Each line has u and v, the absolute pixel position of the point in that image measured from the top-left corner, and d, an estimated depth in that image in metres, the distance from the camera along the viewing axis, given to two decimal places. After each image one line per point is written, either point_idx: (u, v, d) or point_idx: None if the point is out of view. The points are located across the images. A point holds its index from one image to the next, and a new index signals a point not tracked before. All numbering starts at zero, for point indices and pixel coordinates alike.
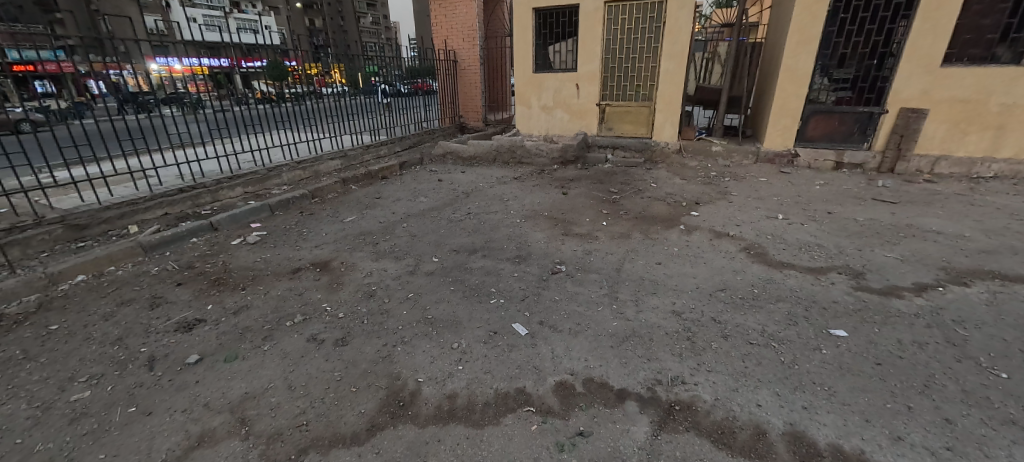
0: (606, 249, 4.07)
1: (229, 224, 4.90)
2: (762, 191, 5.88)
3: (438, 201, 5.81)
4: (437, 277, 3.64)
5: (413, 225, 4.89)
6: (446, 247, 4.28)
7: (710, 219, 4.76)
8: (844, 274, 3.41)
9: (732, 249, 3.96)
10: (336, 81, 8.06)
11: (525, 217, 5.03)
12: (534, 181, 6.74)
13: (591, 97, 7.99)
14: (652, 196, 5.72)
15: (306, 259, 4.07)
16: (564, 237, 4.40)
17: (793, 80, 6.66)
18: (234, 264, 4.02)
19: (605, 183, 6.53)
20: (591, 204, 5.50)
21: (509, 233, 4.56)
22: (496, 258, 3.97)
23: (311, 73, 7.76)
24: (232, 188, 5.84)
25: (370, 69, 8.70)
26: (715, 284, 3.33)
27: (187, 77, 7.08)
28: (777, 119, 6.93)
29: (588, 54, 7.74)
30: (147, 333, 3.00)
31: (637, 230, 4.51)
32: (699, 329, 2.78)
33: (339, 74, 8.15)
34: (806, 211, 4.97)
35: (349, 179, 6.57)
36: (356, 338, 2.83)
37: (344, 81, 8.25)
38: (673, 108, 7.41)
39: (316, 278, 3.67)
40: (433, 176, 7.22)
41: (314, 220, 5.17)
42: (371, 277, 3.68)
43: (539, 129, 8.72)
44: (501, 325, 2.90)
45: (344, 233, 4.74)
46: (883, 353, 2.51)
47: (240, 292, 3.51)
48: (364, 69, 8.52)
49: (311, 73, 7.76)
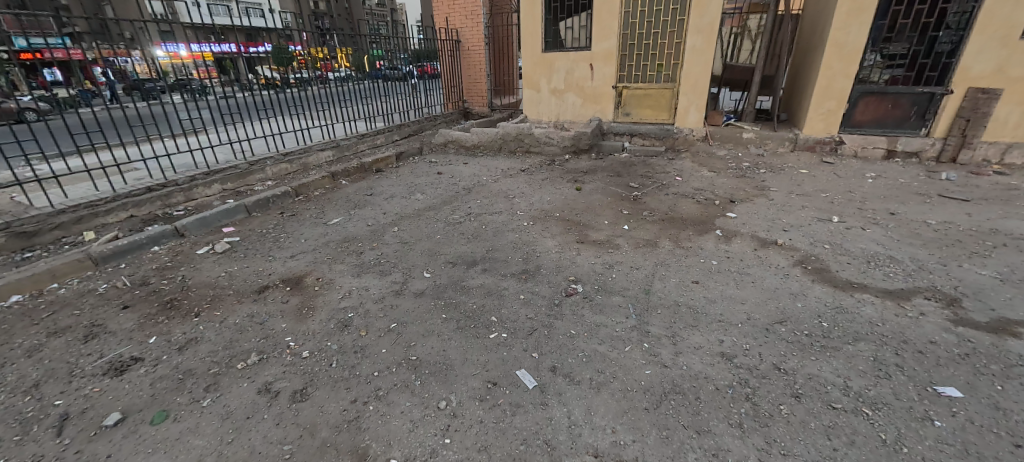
0: (631, 261, 3.41)
1: (199, 229, 4.30)
2: (805, 185, 5.13)
3: (435, 198, 5.18)
4: (427, 300, 3.03)
5: (405, 230, 4.27)
6: (440, 258, 3.66)
7: (751, 222, 4.06)
8: (935, 301, 2.75)
9: (784, 263, 3.29)
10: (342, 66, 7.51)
11: (533, 219, 4.38)
12: (544, 173, 6.04)
13: (606, 79, 7.20)
14: (678, 193, 5.01)
15: (276, 274, 3.48)
16: (579, 245, 3.74)
17: (842, 56, 5.81)
18: (193, 280, 3.44)
19: (623, 175, 5.82)
20: (608, 202, 4.82)
21: (515, 240, 3.92)
22: (498, 273, 3.34)
23: (316, 58, 7.27)
24: (208, 186, 5.26)
25: (375, 53, 8.17)
26: (770, 314, 2.67)
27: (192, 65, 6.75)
28: (820, 101, 6.11)
29: (604, 31, 6.93)
30: (70, 378, 2.44)
31: (664, 236, 3.84)
32: (759, 383, 2.15)
33: (344, 59, 7.58)
34: (863, 212, 4.25)
35: (339, 172, 5.95)
36: (320, 390, 2.25)
37: (350, 67, 7.70)
38: (699, 89, 6.61)
39: (284, 300, 3.09)
40: (433, 168, 6.58)
41: (296, 223, 4.58)
42: (350, 299, 3.07)
43: (548, 114, 7.98)
44: (502, 373, 2.29)
45: (326, 239, 4.14)
46: (1021, 426, 1.86)
47: (192, 319, 2.93)
48: (370, 52, 7.97)
49: (316, 58, 7.27)
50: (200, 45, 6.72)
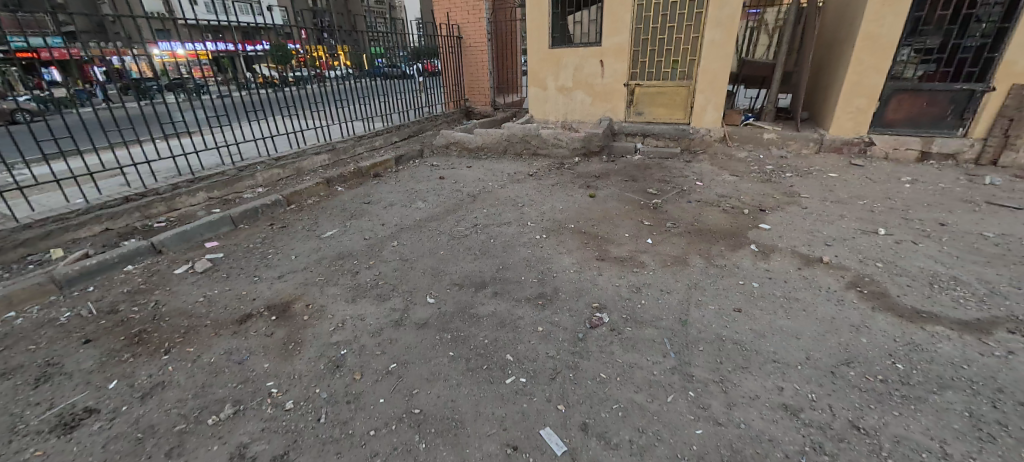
0: (662, 282, 3.02)
1: (178, 244, 3.91)
2: (838, 191, 4.74)
3: (438, 207, 4.79)
4: (431, 332, 2.64)
5: (405, 244, 3.88)
6: (445, 278, 3.27)
7: (787, 234, 3.67)
8: (1022, 336, 2.36)
9: (834, 285, 2.91)
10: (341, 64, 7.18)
11: (545, 231, 3.99)
12: (554, 178, 5.64)
13: (618, 76, 6.79)
14: (701, 200, 4.61)
15: (261, 298, 3.10)
16: (599, 263, 3.36)
17: (873, 50, 5.40)
18: (167, 307, 3.06)
19: (638, 180, 5.44)
20: (626, 210, 4.44)
21: (528, 256, 3.54)
22: (511, 298, 2.95)
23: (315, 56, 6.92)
24: (193, 194, 4.87)
25: (375, 51, 7.92)
26: (832, 352, 2.29)
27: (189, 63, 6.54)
28: (848, 99, 5.71)
29: (615, 25, 6.51)
30: (8, 437, 2.06)
31: (694, 252, 3.45)
32: (837, 449, 1.77)
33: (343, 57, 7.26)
34: (909, 222, 3.87)
35: (334, 178, 5.55)
36: (305, 456, 1.87)
37: (349, 65, 7.37)
38: (717, 86, 6.22)
39: (268, 332, 2.71)
40: (434, 172, 6.19)
41: (286, 236, 4.20)
42: (343, 331, 2.69)
43: (556, 114, 7.59)
44: (523, 433, 1.91)
45: (319, 255, 3.76)
46: None
47: (162, 357, 2.55)
48: (369, 51, 7.72)
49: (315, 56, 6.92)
50: (197, 44, 6.47)
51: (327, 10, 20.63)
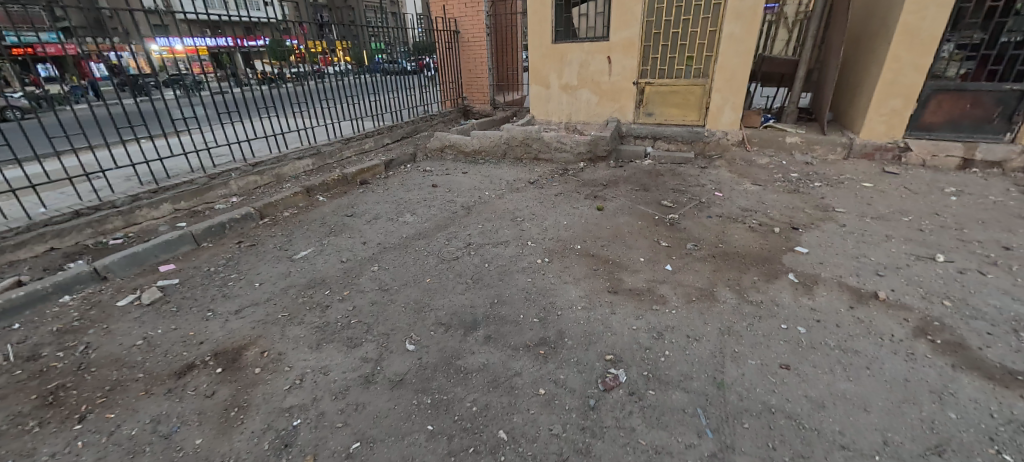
0: (689, 325, 2.52)
1: (126, 270, 3.41)
2: (877, 205, 4.22)
3: (428, 221, 4.29)
4: (408, 395, 2.14)
5: (387, 269, 3.38)
6: (429, 317, 2.76)
7: (829, 261, 3.17)
8: None
9: (899, 332, 2.41)
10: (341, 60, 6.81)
11: (548, 253, 3.48)
12: (557, 187, 5.12)
13: (626, 73, 6.26)
14: (723, 215, 4.09)
15: (209, 342, 2.61)
16: (612, 296, 2.86)
17: (912, 45, 4.85)
18: (98, 353, 2.58)
19: (650, 189, 4.93)
20: (640, 226, 3.93)
21: (528, 285, 3.03)
22: (506, 346, 2.45)
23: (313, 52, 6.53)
24: (156, 206, 4.38)
25: (375, 47, 7.55)
26: (916, 436, 1.79)
27: (189, 59, 6.18)
28: (881, 101, 5.17)
29: (623, 18, 5.97)
30: None
31: (722, 282, 2.94)
32: None
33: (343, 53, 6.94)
34: (969, 245, 3.35)
35: (315, 186, 5.05)
36: None
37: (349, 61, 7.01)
38: (736, 86, 5.68)
39: (210, 392, 2.22)
40: (427, 178, 5.68)
41: (254, 257, 3.70)
42: (301, 391, 2.19)
43: (558, 114, 7.06)
44: None
45: (288, 282, 3.27)
46: None
47: (73, 427, 2.07)
48: (370, 46, 7.35)
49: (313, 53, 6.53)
50: (197, 39, 6.10)
51: (325, 5, 19.97)
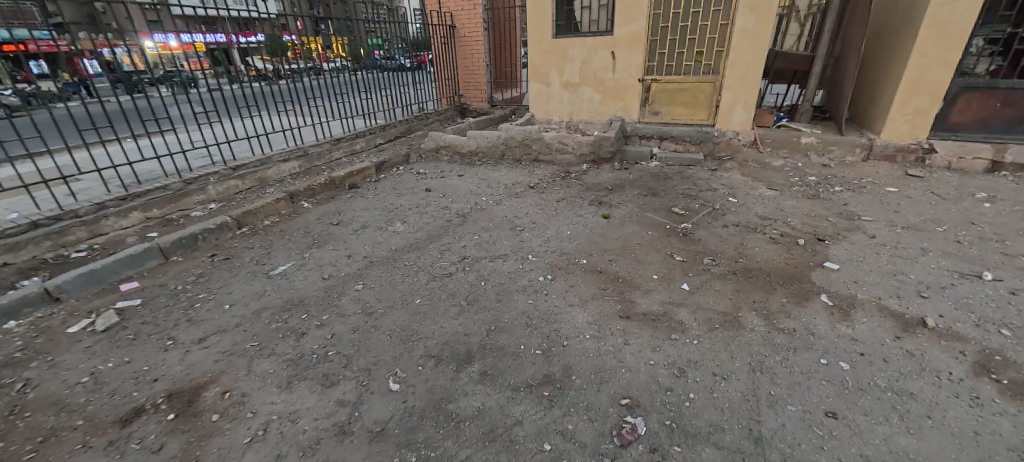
0: (716, 361, 2.20)
1: (82, 290, 3.06)
2: (906, 213, 3.90)
3: (420, 231, 3.95)
4: (389, 451, 1.82)
5: (372, 288, 3.05)
6: (418, 347, 2.43)
7: (864, 280, 2.85)
8: None
9: (959, 370, 2.09)
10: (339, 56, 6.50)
11: (551, 269, 3.15)
12: (559, 192, 4.79)
13: (631, 70, 5.91)
14: (740, 224, 3.76)
15: (164, 380, 2.27)
16: (624, 323, 2.53)
17: (940, 40, 4.51)
18: (34, 394, 2.24)
19: (658, 193, 4.61)
20: (650, 237, 3.60)
21: (529, 309, 2.70)
22: (504, 386, 2.12)
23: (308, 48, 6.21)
24: (124, 215, 4.03)
25: (374, 43, 7.31)
26: None
27: (184, 55, 5.87)
28: (906, 99, 4.83)
29: (629, 11, 5.62)
30: None
31: (747, 306, 2.62)
32: None
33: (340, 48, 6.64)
34: (1016, 260, 3.04)
35: (299, 192, 4.70)
36: None
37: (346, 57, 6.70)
38: (749, 83, 5.34)
39: (158, 446, 1.89)
40: (420, 182, 5.34)
41: (227, 273, 3.36)
42: (264, 445, 1.87)
43: (559, 113, 6.71)
44: None
45: (261, 304, 2.93)
46: None
47: None
48: (367, 42, 7.04)
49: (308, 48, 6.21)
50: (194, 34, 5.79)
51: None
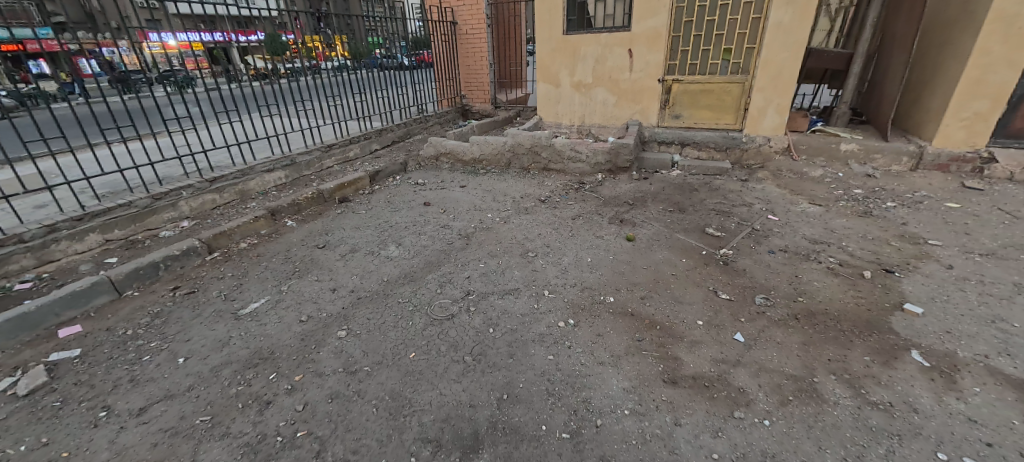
0: (799, 457, 1.68)
1: (10, 338, 2.55)
2: (978, 235, 3.37)
3: (416, 256, 3.43)
4: None
5: (357, 335, 2.52)
6: (410, 426, 1.91)
7: (960, 330, 2.32)
8: None
9: None
10: (337, 56, 6.00)
11: (572, 311, 2.63)
12: (574, 207, 4.27)
13: (650, 69, 5.38)
14: (788, 249, 3.24)
15: None
16: (671, 392, 2.00)
17: (1007, 36, 3.97)
18: None
19: (687, 209, 4.08)
20: (686, 266, 3.08)
21: (549, 368, 2.18)
22: None
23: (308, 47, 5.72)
24: (79, 238, 3.52)
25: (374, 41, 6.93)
26: None
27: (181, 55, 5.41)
28: (963, 102, 4.29)
29: (649, 4, 5.08)
30: None
31: (823, 368, 2.10)
32: None
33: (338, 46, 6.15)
34: None
35: (282, 208, 4.18)
36: None
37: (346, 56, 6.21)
38: (783, 84, 4.80)
39: None
40: (418, 194, 4.82)
41: (188, 312, 2.84)
42: None
43: (570, 116, 6.18)
44: None
45: (222, 357, 2.41)
46: None
47: None
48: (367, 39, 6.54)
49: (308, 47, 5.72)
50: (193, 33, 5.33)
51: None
